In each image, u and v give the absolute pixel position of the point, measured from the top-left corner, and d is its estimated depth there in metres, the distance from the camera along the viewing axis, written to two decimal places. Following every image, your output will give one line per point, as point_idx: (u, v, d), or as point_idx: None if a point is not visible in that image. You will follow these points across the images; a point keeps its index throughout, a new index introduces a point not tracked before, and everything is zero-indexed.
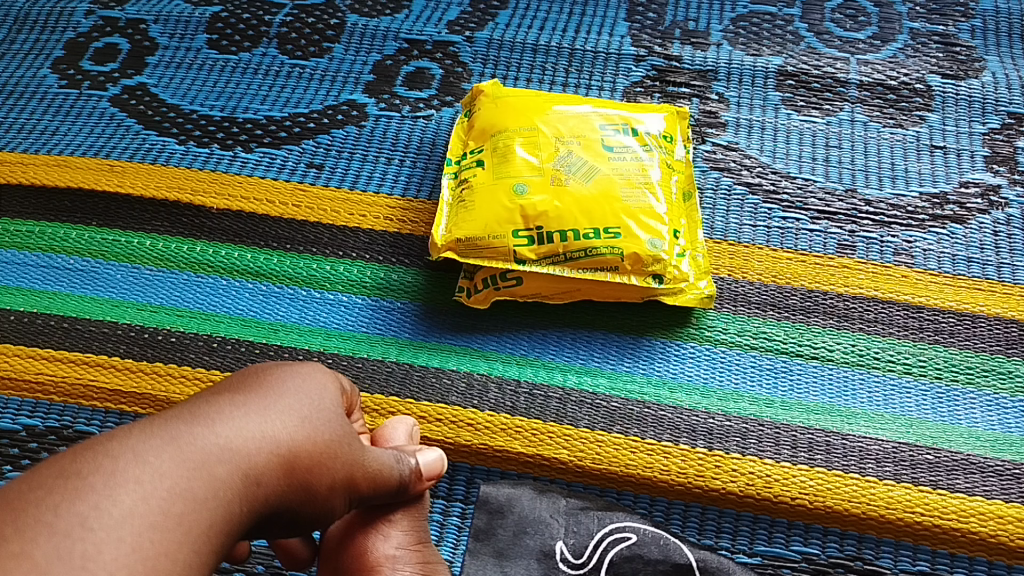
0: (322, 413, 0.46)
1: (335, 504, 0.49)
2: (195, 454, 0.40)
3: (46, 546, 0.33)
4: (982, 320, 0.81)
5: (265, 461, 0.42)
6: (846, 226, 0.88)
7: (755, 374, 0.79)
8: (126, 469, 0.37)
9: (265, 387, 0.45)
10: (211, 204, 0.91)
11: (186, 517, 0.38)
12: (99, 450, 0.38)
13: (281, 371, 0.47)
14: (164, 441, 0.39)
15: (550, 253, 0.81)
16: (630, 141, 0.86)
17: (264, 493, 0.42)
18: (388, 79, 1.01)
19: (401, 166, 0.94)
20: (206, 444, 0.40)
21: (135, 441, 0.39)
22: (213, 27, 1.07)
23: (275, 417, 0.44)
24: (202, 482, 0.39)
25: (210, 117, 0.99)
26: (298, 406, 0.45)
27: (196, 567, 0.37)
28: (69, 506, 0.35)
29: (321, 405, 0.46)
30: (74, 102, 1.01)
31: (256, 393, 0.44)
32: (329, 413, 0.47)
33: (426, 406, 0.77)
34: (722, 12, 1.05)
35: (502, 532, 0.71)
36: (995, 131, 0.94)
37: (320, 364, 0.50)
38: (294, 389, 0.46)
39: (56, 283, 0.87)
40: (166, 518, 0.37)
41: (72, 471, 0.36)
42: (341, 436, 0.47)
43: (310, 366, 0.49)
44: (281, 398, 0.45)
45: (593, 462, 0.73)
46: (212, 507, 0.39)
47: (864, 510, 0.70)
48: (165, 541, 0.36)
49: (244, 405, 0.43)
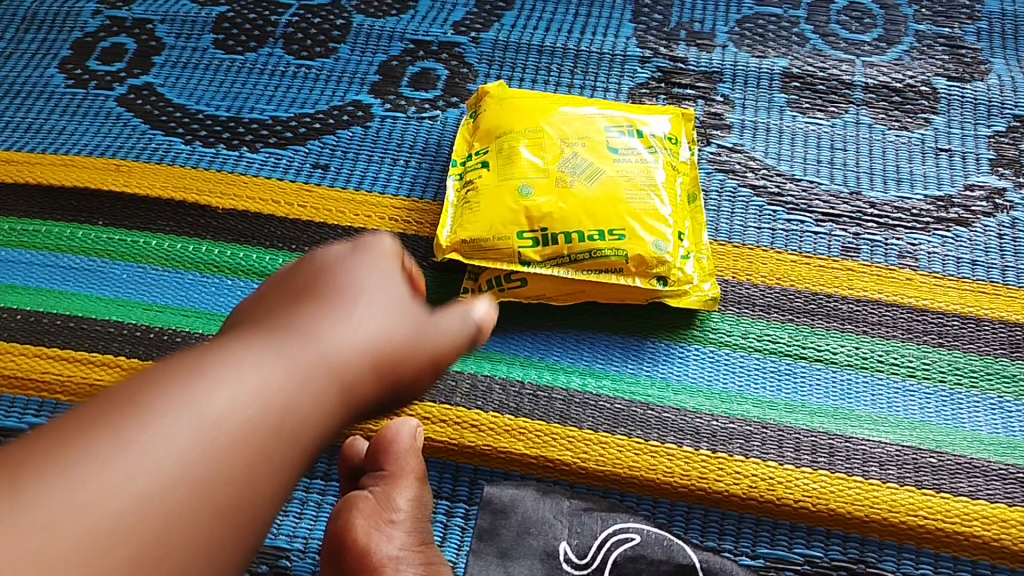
0: (391, 337, 0.48)
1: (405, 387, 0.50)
2: (215, 423, 0.39)
3: (61, 528, 0.33)
4: (986, 323, 0.81)
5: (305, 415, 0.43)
6: (850, 229, 0.88)
7: (759, 376, 0.79)
8: (197, 400, 0.39)
9: (304, 336, 0.45)
10: (216, 204, 0.92)
11: (254, 450, 0.40)
12: (120, 414, 0.37)
13: (356, 272, 0.50)
14: (206, 399, 0.39)
15: (555, 255, 0.81)
16: (635, 143, 0.87)
17: (335, 406, 0.45)
18: (394, 80, 1.01)
19: (406, 166, 0.95)
20: (272, 380, 0.42)
21: (209, 370, 0.41)
22: (219, 27, 1.07)
23: (317, 370, 0.44)
24: (230, 444, 0.39)
25: (216, 118, 0.99)
26: (344, 354, 0.46)
27: (264, 500, 0.40)
28: (141, 439, 0.37)
29: (371, 342, 0.47)
30: (80, 102, 1.01)
31: (290, 344, 0.44)
32: (403, 311, 0.50)
33: (430, 407, 0.76)
34: (728, 14, 1.05)
35: (506, 532, 0.71)
36: (1000, 134, 0.93)
37: (386, 248, 0.53)
38: (368, 286, 0.49)
39: (62, 282, 0.88)
40: (230, 455, 0.39)
41: (146, 398, 0.38)
42: (413, 335, 0.50)
43: (376, 248, 0.53)
44: (319, 344, 0.45)
45: (597, 464, 0.73)
46: (237, 483, 0.39)
47: (867, 512, 0.70)
48: (229, 482, 0.39)
49: (277, 362, 0.43)
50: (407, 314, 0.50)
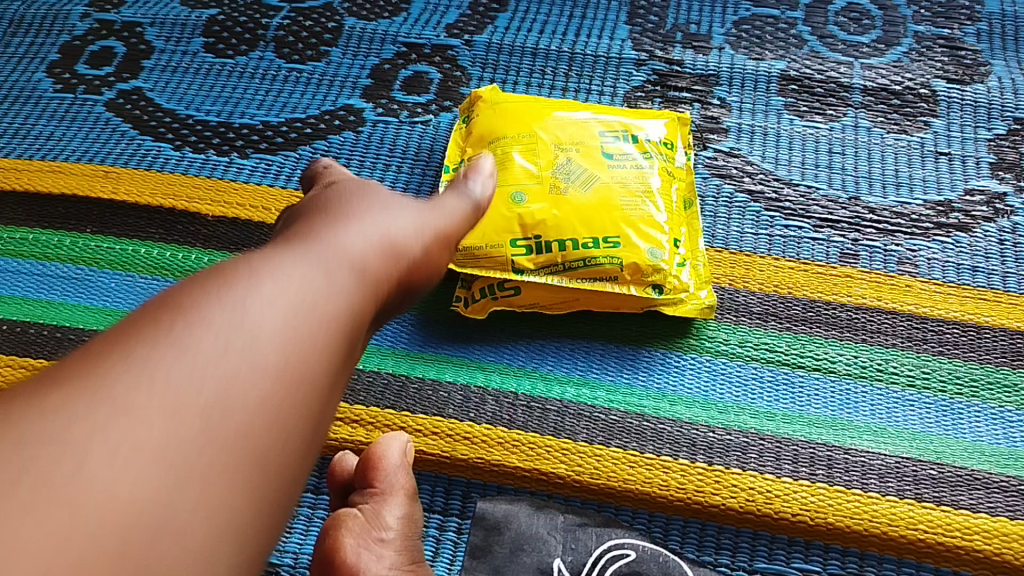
0: (401, 231, 0.49)
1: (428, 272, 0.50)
2: (263, 311, 0.38)
3: (140, 431, 0.32)
4: (987, 331, 0.80)
5: (349, 298, 0.42)
6: (848, 235, 0.86)
7: (756, 386, 0.78)
8: (231, 293, 0.39)
9: (321, 237, 0.45)
10: (206, 211, 0.90)
11: (304, 319, 0.40)
12: (159, 323, 0.36)
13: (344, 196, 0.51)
14: (244, 288, 0.39)
15: (549, 263, 0.80)
16: (630, 148, 0.86)
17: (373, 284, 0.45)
18: (386, 84, 1.00)
19: (398, 171, 0.93)
20: (302, 265, 0.42)
21: (235, 270, 0.40)
22: (209, 30, 1.06)
23: (344, 262, 0.44)
24: (283, 319, 0.39)
25: (206, 123, 0.98)
26: (368, 248, 0.46)
27: (326, 367, 0.40)
28: (185, 328, 0.36)
29: (387, 236, 0.47)
30: (69, 106, 1.00)
31: (311, 244, 0.44)
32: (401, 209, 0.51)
33: (422, 419, 0.75)
34: (724, 16, 1.03)
35: (499, 549, 0.69)
36: (1001, 137, 0.92)
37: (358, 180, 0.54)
38: (362, 200, 0.50)
39: (49, 291, 0.86)
40: (282, 326, 0.38)
41: (175, 301, 0.38)
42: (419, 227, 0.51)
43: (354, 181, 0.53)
44: (335, 240, 0.45)
45: (591, 477, 0.72)
46: (300, 364, 0.38)
47: (866, 526, 0.68)
48: (288, 352, 0.38)
49: (302, 260, 0.42)
50: (407, 212, 0.51)
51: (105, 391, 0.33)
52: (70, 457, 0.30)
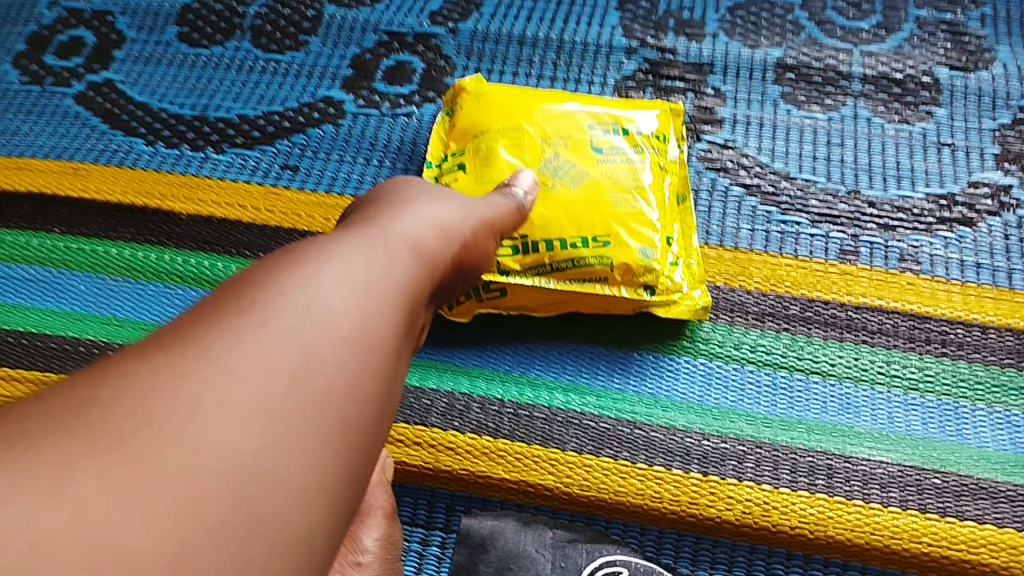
0: (449, 216, 0.46)
1: (475, 259, 0.47)
2: (337, 281, 0.36)
3: (235, 402, 0.30)
4: (992, 331, 0.76)
5: (421, 273, 0.40)
6: (848, 230, 0.83)
7: (753, 391, 0.75)
8: (304, 266, 0.36)
9: (381, 219, 0.42)
10: (180, 210, 0.87)
11: (381, 290, 0.37)
12: (237, 298, 0.34)
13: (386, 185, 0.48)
14: (319, 262, 0.36)
15: (536, 263, 0.76)
16: (620, 142, 0.82)
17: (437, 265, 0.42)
18: (367, 75, 0.96)
19: (380, 166, 0.90)
20: (372, 239, 0.39)
21: (303, 247, 0.37)
22: (184, 19, 1.02)
23: (410, 239, 0.41)
24: (363, 291, 0.36)
25: (180, 116, 0.94)
26: (425, 229, 0.43)
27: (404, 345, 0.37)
28: (262, 302, 0.34)
29: (439, 220, 0.45)
30: (36, 99, 0.96)
31: (372, 224, 0.41)
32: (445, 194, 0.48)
33: (403, 429, 0.71)
34: (718, 1, 1.00)
35: (484, 568, 0.67)
36: (1006, 127, 0.89)
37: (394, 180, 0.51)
38: (408, 186, 0.48)
39: (16, 295, 0.82)
40: (362, 298, 0.36)
41: (248, 278, 0.35)
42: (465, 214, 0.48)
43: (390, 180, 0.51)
44: (403, 221, 0.42)
45: (581, 489, 0.68)
46: (386, 335, 0.35)
47: (868, 539, 0.65)
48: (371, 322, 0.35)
49: (373, 233, 0.40)
50: (451, 199, 0.48)
51: (204, 360, 0.31)
52: (177, 424, 0.28)
